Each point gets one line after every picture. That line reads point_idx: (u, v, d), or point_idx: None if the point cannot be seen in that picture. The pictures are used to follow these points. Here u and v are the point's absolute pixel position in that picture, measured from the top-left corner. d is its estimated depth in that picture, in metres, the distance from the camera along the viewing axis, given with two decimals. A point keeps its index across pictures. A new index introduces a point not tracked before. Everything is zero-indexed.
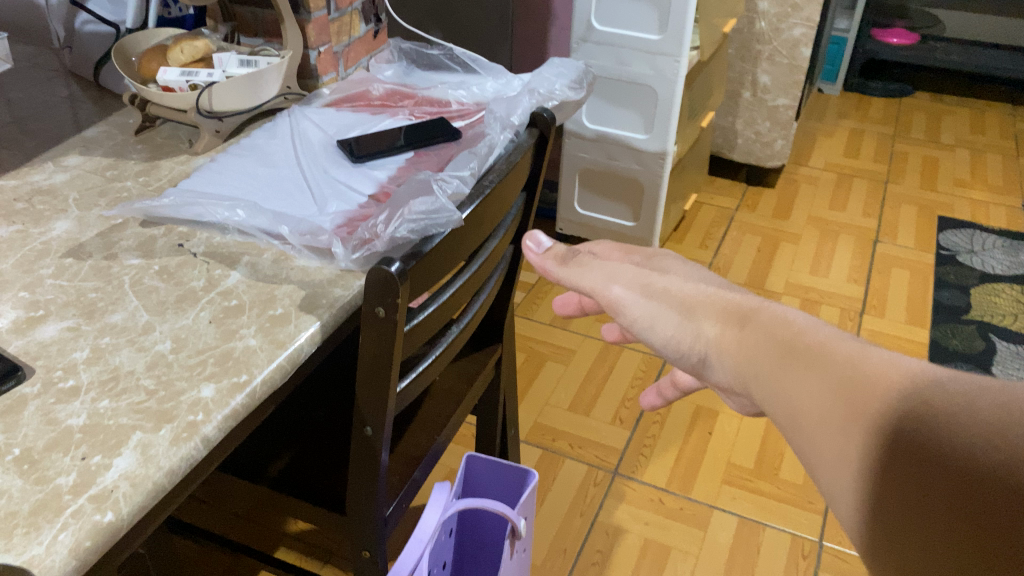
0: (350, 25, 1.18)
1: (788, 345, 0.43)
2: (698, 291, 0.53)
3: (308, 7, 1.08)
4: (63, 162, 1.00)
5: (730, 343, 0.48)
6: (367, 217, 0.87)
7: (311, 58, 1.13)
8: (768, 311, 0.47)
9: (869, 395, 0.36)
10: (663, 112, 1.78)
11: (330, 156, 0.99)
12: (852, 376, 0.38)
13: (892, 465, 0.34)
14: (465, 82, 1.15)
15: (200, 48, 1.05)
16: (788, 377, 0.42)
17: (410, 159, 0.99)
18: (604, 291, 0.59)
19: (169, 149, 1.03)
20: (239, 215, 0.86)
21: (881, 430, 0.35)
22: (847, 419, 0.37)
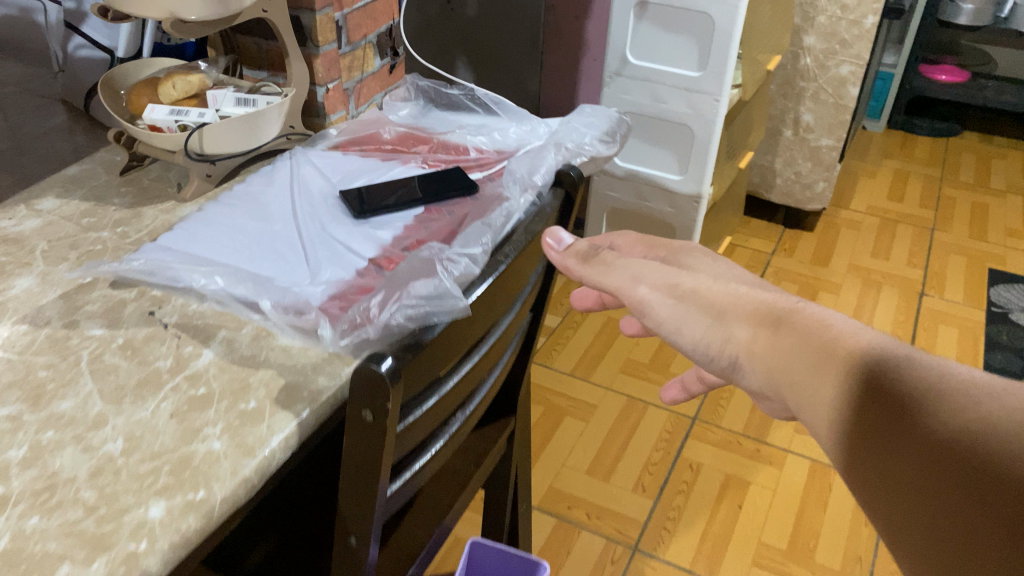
0: (364, 60, 1.08)
1: (821, 348, 0.41)
2: (724, 290, 0.50)
3: (315, 40, 0.98)
4: (37, 205, 0.90)
5: (759, 346, 0.46)
6: (364, 289, 0.76)
7: (318, 95, 1.03)
8: (803, 314, 0.45)
9: (903, 398, 0.35)
10: (699, 154, 1.66)
11: (330, 210, 0.89)
12: (886, 378, 0.37)
13: (944, 479, 0.32)
14: (487, 128, 1.05)
15: (194, 84, 0.95)
16: (821, 381, 0.41)
17: (419, 216, 0.88)
18: (630, 291, 0.54)
19: (155, 193, 0.93)
20: (218, 282, 0.75)
21: (917, 433, 0.34)
22: (878, 424, 0.36)
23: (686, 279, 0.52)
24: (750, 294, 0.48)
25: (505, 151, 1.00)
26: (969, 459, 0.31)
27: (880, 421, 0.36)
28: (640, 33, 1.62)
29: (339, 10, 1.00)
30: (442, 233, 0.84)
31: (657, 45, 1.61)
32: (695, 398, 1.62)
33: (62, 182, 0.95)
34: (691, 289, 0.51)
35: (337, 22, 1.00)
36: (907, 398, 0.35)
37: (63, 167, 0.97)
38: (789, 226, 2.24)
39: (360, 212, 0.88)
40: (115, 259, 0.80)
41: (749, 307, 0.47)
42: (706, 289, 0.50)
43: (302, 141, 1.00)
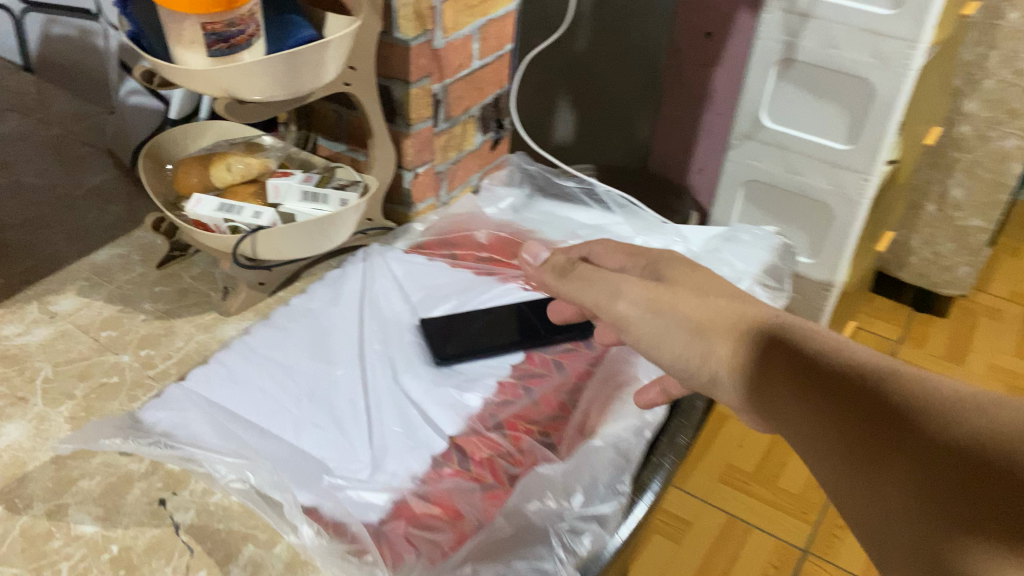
0: (462, 136, 0.88)
1: (811, 367, 0.41)
2: (716, 308, 0.50)
3: (407, 117, 0.80)
4: (51, 306, 0.73)
5: (753, 366, 0.45)
6: (442, 512, 0.56)
7: (404, 180, 0.84)
8: (805, 338, 0.44)
9: (887, 404, 0.37)
10: (837, 233, 1.41)
11: (408, 353, 0.69)
12: (876, 389, 0.38)
13: (915, 459, 0.33)
14: (608, 236, 0.84)
15: (254, 167, 0.76)
16: (814, 397, 0.39)
17: (515, 367, 0.68)
18: (604, 306, 0.55)
19: (195, 298, 0.76)
20: (247, 478, 0.54)
21: (912, 442, 0.34)
22: (871, 431, 0.36)
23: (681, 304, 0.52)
24: (782, 330, 0.46)
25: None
26: (900, 427, 0.35)
27: (869, 428, 0.36)
28: (780, 92, 1.38)
29: (439, 82, 0.81)
30: (549, 417, 0.64)
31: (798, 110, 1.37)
32: (807, 527, 1.38)
33: (87, 272, 0.78)
34: (674, 305, 0.52)
35: (434, 96, 0.81)
36: (902, 406, 0.36)
37: (92, 250, 0.81)
38: (917, 308, 1.97)
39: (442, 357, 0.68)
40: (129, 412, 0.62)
41: (733, 325, 0.48)
42: (709, 306, 0.50)
43: (382, 240, 0.82)
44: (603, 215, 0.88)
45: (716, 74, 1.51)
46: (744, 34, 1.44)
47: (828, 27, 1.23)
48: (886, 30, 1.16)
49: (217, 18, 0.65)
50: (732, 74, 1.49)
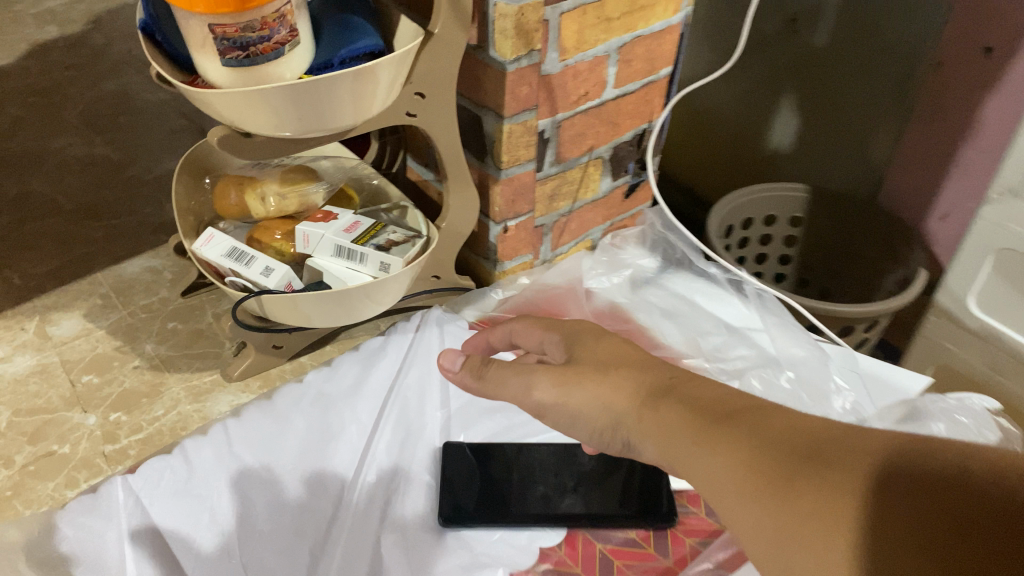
0: (581, 181, 0.69)
1: (716, 415, 0.34)
2: (611, 370, 0.41)
3: (497, 159, 0.61)
4: (50, 328, 0.63)
5: (653, 423, 0.37)
6: None
7: (489, 232, 0.66)
8: (709, 391, 0.37)
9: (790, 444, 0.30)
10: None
11: (413, 493, 0.52)
12: (782, 433, 0.31)
13: (848, 489, 0.27)
14: (745, 357, 0.63)
15: (292, 204, 0.61)
16: (715, 449, 0.33)
17: (544, 554, 0.49)
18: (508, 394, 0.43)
19: (204, 347, 0.62)
20: None
21: (823, 475, 0.28)
22: (775, 474, 0.30)
23: (583, 380, 0.41)
24: (688, 385, 0.38)
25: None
26: (830, 465, 0.28)
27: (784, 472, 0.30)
28: None
29: (548, 116, 0.61)
30: None
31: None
32: None
33: (108, 287, 0.67)
34: (576, 389, 0.41)
35: (540, 133, 0.62)
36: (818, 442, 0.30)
37: (126, 257, 0.70)
38: None
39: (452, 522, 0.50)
40: (45, 518, 0.48)
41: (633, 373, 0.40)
42: (617, 364, 0.41)
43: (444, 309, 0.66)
44: (746, 321, 0.66)
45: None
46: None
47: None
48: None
49: (228, 19, 0.46)
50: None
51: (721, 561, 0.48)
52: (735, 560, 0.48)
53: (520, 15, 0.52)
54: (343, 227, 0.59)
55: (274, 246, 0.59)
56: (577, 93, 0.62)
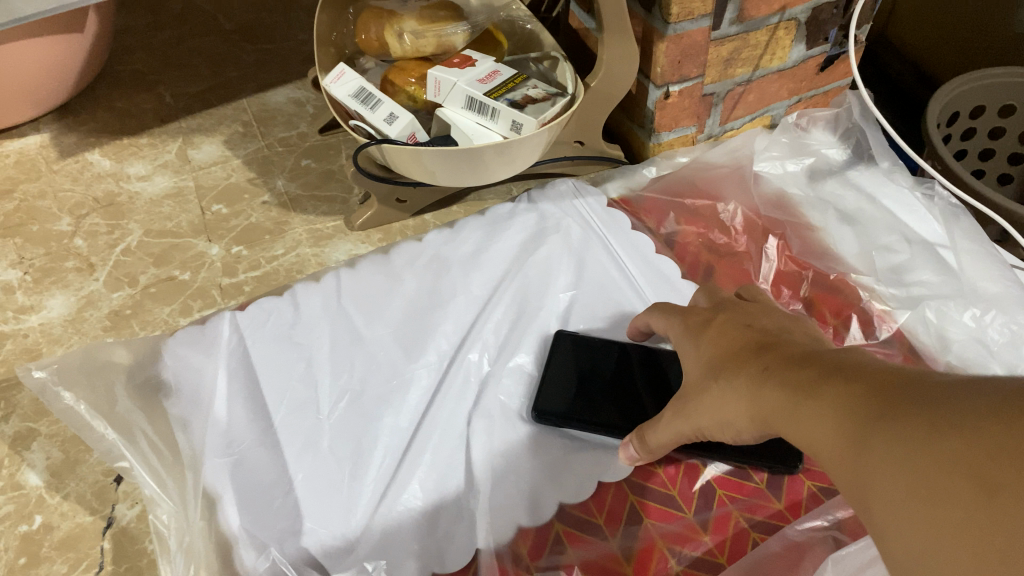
0: (767, 46, 0.58)
1: (810, 371, 0.31)
2: (712, 349, 0.39)
3: (665, 11, 0.51)
4: (190, 151, 0.63)
5: (746, 385, 0.34)
6: None
7: (649, 96, 0.58)
8: (800, 352, 0.34)
9: (879, 389, 0.27)
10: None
11: (517, 385, 0.49)
12: (876, 378, 0.28)
13: (941, 425, 0.23)
14: (927, 277, 0.53)
15: (429, 44, 0.56)
16: (808, 406, 0.30)
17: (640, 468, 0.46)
18: (652, 436, 0.42)
19: (334, 190, 0.60)
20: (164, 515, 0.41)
21: (908, 404, 0.25)
22: (864, 417, 0.27)
23: (696, 386, 0.39)
24: (780, 355, 0.34)
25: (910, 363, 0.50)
26: (918, 409, 0.25)
27: (867, 418, 0.27)
28: None
29: None
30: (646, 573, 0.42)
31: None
32: None
33: (251, 115, 0.65)
34: (694, 397, 0.38)
35: None
36: (915, 389, 0.26)
37: (273, 87, 0.68)
38: None
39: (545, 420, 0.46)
40: (152, 343, 0.48)
41: (717, 353, 0.38)
42: (713, 346, 0.39)
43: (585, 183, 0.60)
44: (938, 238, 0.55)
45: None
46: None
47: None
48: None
49: None
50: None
51: (840, 521, 0.43)
52: (858, 523, 0.43)
53: None
54: (479, 77, 0.53)
55: (408, 90, 0.55)
56: None
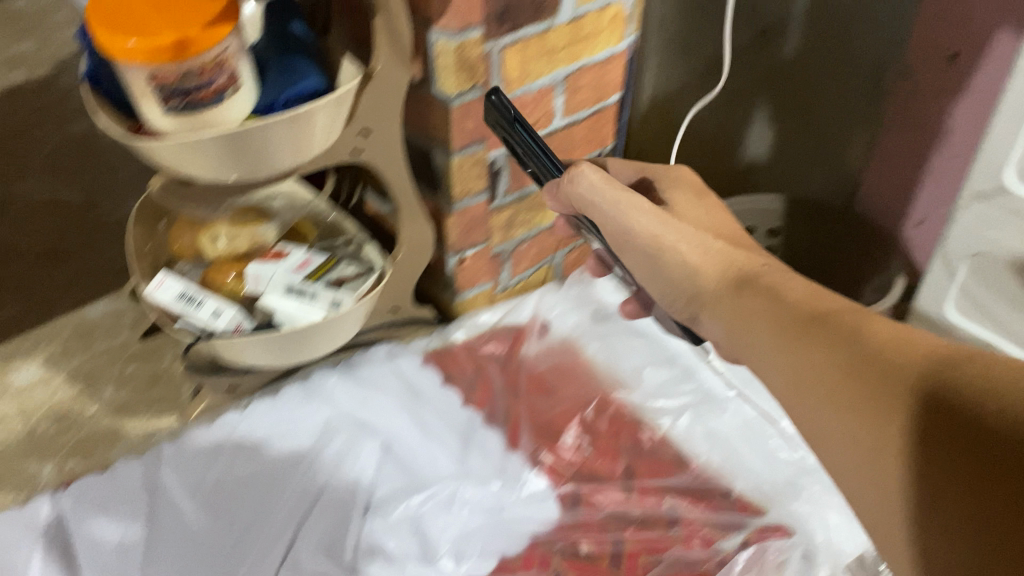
0: (535, 208, 0.69)
1: (870, 360, 0.35)
2: (750, 304, 0.42)
3: (447, 193, 0.61)
4: (10, 375, 0.63)
5: (797, 339, 0.39)
6: None
7: (447, 264, 0.67)
8: (882, 332, 0.36)
9: (949, 417, 0.32)
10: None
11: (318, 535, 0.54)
12: (925, 391, 0.33)
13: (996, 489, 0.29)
14: (686, 398, 0.64)
15: (242, 245, 0.61)
16: (865, 395, 0.34)
17: None
18: (631, 223, 0.49)
19: (164, 389, 0.63)
20: None
21: (959, 444, 0.31)
22: (913, 439, 0.32)
23: (741, 316, 0.42)
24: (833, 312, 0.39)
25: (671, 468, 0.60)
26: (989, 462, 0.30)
27: (924, 432, 0.32)
28: None
29: (498, 146, 0.62)
30: None
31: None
32: None
33: (70, 331, 0.67)
34: (737, 324, 0.43)
35: (492, 163, 0.63)
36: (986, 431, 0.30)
37: (89, 302, 0.70)
38: None
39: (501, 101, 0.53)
40: None
41: (776, 305, 0.41)
42: (778, 295, 0.41)
43: (394, 345, 0.66)
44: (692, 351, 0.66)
45: (958, 103, 0.80)
46: (1006, 60, 0.75)
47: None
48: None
49: (167, 68, 0.49)
50: (985, 99, 0.78)
51: None
52: None
53: (460, 50, 0.54)
54: (293, 267, 0.60)
55: (228, 286, 0.60)
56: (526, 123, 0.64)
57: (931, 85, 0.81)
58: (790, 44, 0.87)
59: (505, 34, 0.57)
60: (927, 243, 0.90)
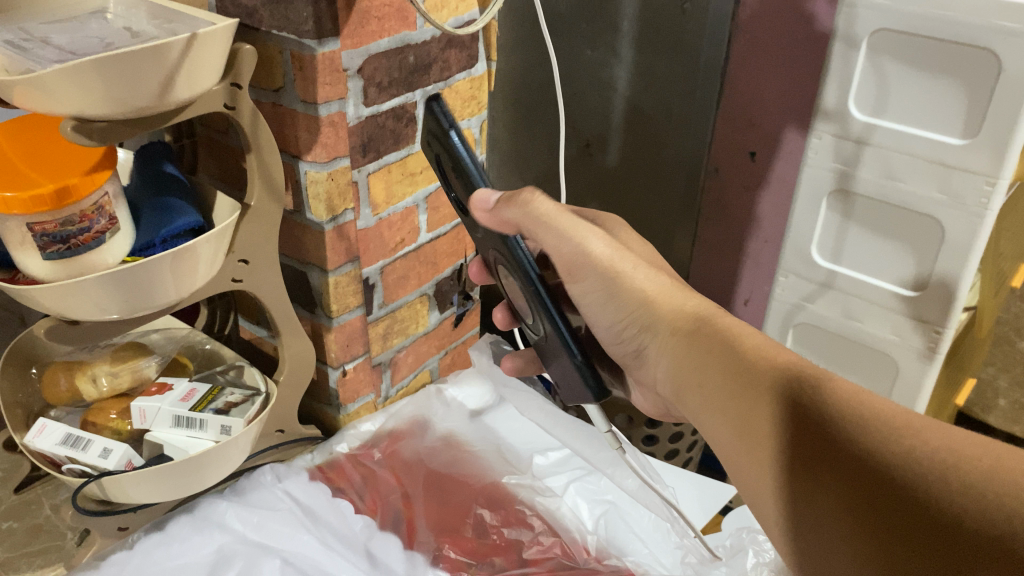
0: (410, 318, 0.75)
1: (774, 385, 0.41)
2: (709, 349, 0.48)
3: (327, 309, 0.65)
4: None
5: (744, 378, 0.43)
6: None
7: (329, 377, 0.70)
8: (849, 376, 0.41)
9: (828, 426, 0.37)
10: (899, 397, 0.89)
11: None
12: (815, 406, 0.39)
13: (856, 486, 0.35)
14: (571, 473, 0.69)
15: (124, 381, 0.62)
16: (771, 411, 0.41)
17: None
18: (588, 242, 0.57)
19: (45, 541, 0.62)
20: None
21: (839, 449, 0.36)
22: (805, 447, 0.38)
23: (699, 361, 0.48)
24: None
25: (571, 551, 0.63)
26: (850, 463, 0.35)
27: (822, 462, 0.37)
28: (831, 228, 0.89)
29: (371, 264, 0.67)
30: None
31: (857, 244, 0.87)
32: None
33: None
34: (693, 365, 0.49)
35: (366, 279, 0.68)
36: (850, 441, 0.36)
37: None
38: None
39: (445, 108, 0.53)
40: None
41: (732, 353, 0.46)
42: (736, 343, 0.46)
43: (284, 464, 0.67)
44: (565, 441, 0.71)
45: (761, 195, 0.93)
46: (793, 155, 0.89)
47: (887, 154, 0.79)
48: (955, 160, 0.74)
49: (46, 216, 0.49)
50: (782, 189, 0.91)
51: None
52: None
53: (331, 179, 0.59)
54: (178, 397, 0.61)
55: (110, 424, 0.59)
56: (393, 241, 0.69)
57: (737, 182, 0.94)
58: (612, 154, 0.96)
59: (370, 161, 0.63)
60: (755, 319, 1.01)
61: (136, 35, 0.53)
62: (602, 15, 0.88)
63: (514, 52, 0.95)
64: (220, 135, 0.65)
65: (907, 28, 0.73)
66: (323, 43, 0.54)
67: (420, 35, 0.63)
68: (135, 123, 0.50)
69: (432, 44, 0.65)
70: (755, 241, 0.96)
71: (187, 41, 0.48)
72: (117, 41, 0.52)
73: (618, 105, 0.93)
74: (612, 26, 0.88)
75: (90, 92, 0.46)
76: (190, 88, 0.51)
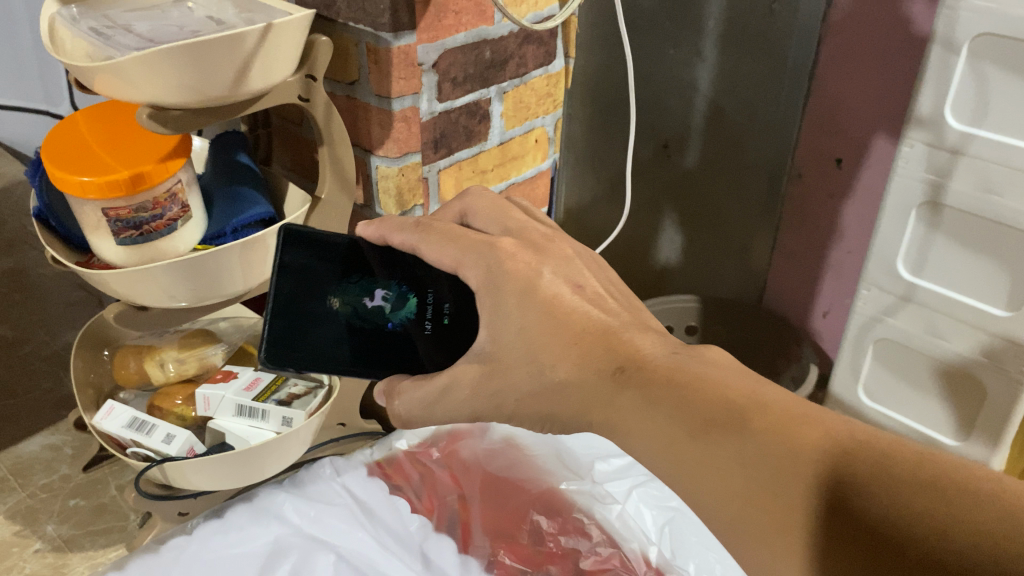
0: None
1: (728, 419, 0.35)
2: (640, 401, 0.39)
3: None
4: None
5: (672, 452, 0.36)
6: None
7: None
8: None
9: (830, 466, 0.32)
10: (989, 421, 0.83)
11: None
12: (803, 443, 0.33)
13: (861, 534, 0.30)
14: (634, 479, 0.66)
15: (191, 369, 0.62)
16: (721, 452, 0.35)
17: None
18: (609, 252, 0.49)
19: (108, 521, 0.63)
20: None
21: (845, 495, 0.31)
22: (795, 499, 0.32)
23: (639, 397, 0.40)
24: None
25: (631, 563, 0.61)
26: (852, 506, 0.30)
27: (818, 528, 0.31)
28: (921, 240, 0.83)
29: None
30: None
31: (948, 259, 0.81)
32: None
33: (5, 469, 0.66)
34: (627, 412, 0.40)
35: None
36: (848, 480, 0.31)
37: (25, 438, 0.70)
38: None
39: (279, 363, 0.45)
40: None
41: (682, 396, 0.38)
42: (694, 380, 0.38)
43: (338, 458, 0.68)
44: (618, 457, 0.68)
45: (846, 204, 0.88)
46: (881, 163, 0.84)
47: (984, 165, 0.73)
48: None
49: (120, 202, 0.50)
50: (868, 198, 0.87)
51: None
52: None
53: (401, 174, 0.59)
54: (243, 386, 0.61)
55: (175, 410, 0.60)
56: None
57: (821, 190, 0.89)
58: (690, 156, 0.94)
59: (440, 157, 0.63)
60: (834, 333, 0.96)
61: (217, 24, 0.54)
62: (686, 15, 0.86)
63: (593, 50, 0.94)
64: (294, 127, 0.65)
65: (1011, 32, 0.67)
66: (400, 36, 0.53)
67: (497, 31, 0.62)
68: (209, 112, 0.50)
69: (510, 40, 0.64)
70: (836, 253, 0.91)
71: (263, 30, 0.48)
72: (199, 29, 0.52)
73: (699, 106, 0.90)
74: (695, 26, 0.86)
75: (165, 77, 0.45)
76: (265, 78, 0.50)
